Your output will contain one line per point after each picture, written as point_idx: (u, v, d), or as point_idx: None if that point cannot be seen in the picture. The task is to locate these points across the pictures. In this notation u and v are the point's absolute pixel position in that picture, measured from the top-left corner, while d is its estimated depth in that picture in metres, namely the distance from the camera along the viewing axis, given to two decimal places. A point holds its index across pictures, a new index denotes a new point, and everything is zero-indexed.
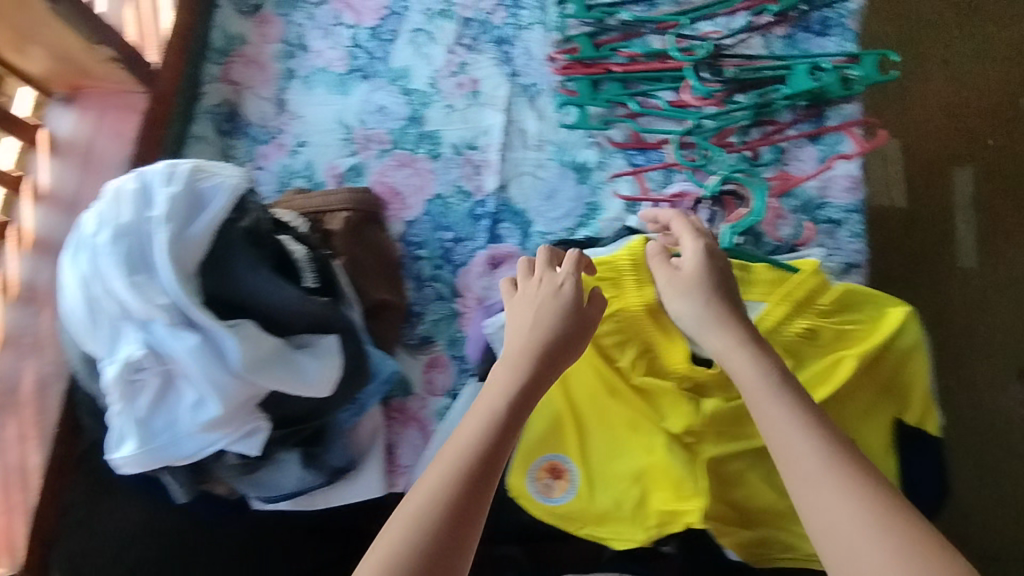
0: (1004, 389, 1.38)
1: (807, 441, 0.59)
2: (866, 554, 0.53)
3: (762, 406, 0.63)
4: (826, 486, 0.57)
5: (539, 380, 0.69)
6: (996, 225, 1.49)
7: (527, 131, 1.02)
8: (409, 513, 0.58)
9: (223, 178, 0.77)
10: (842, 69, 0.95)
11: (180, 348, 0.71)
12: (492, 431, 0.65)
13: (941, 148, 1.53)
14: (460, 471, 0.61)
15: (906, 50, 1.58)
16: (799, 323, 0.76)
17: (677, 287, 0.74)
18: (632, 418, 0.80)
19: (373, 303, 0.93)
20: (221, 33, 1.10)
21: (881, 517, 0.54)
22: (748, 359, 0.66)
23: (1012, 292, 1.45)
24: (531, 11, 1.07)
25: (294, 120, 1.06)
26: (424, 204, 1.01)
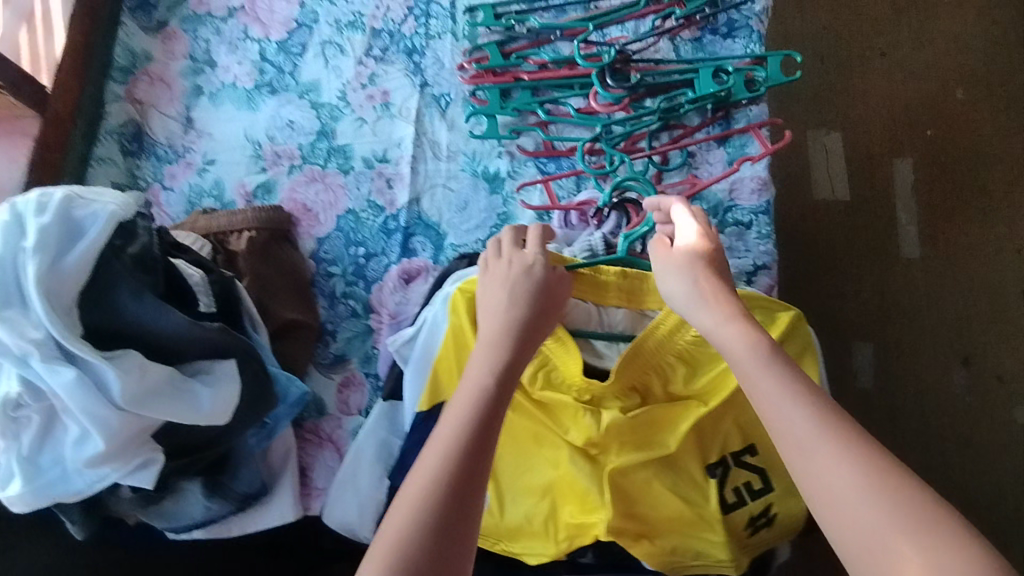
0: (949, 376, 1.41)
1: (800, 411, 0.59)
2: (865, 520, 0.53)
3: (754, 379, 0.62)
4: (822, 457, 0.56)
5: (517, 360, 0.67)
6: (937, 213, 1.49)
7: (439, 142, 1.01)
8: (404, 515, 0.56)
9: (102, 204, 0.74)
10: (747, 70, 0.95)
11: (56, 384, 0.68)
12: (479, 411, 0.62)
13: (882, 139, 1.52)
14: (451, 465, 0.58)
15: (842, 41, 1.57)
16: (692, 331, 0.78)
17: (679, 267, 0.70)
18: (536, 431, 0.78)
19: (281, 324, 0.92)
20: (125, 51, 1.08)
21: (875, 481, 0.54)
22: (740, 329, 0.65)
23: (954, 280, 1.46)
24: (440, 20, 1.07)
25: (202, 138, 1.04)
26: (336, 219, 0.99)
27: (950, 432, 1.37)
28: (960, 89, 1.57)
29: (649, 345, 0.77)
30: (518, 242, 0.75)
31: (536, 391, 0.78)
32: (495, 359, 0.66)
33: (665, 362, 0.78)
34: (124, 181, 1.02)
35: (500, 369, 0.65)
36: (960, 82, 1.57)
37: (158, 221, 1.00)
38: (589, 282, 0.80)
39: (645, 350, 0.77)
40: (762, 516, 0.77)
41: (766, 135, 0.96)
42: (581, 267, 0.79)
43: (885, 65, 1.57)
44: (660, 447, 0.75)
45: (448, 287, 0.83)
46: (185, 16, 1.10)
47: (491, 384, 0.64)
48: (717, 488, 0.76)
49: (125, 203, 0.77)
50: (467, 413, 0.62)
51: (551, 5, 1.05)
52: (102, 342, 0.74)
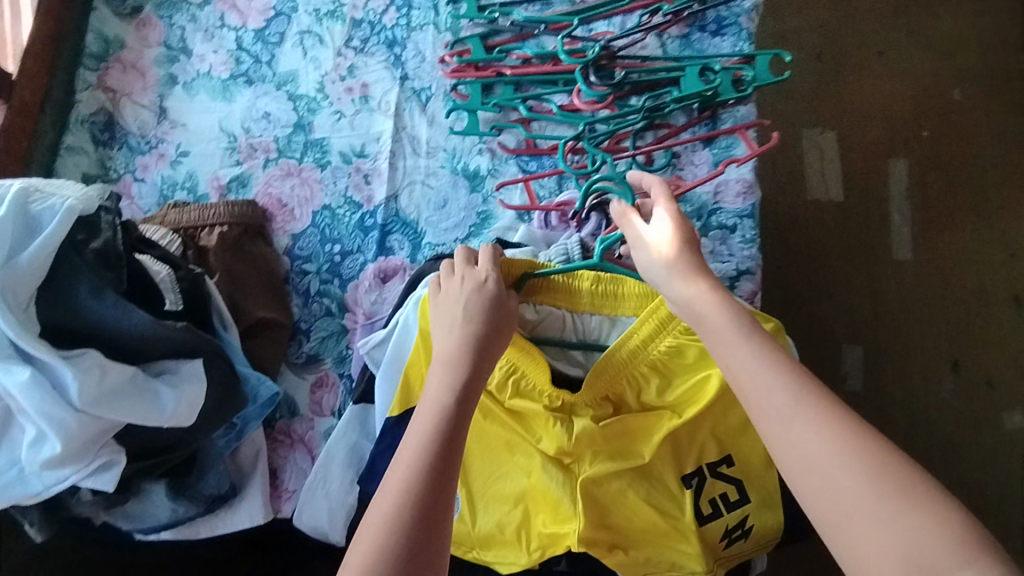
0: (939, 381, 1.39)
1: (777, 380, 0.57)
2: (841, 489, 0.51)
3: (731, 350, 0.60)
4: (798, 427, 0.54)
5: (478, 374, 0.65)
6: (928, 216, 1.48)
7: (418, 138, 0.99)
8: (374, 532, 0.55)
9: (60, 198, 0.72)
10: (735, 70, 0.93)
11: (11, 383, 0.65)
12: (444, 422, 0.61)
13: (878, 139, 1.48)
14: (417, 481, 0.57)
15: (842, 36, 1.52)
16: (666, 341, 0.75)
17: (648, 244, 0.70)
18: (507, 440, 0.76)
19: (252, 322, 0.89)
20: (97, 37, 1.04)
21: (852, 449, 0.52)
22: (718, 303, 0.63)
23: (945, 284, 1.45)
24: (422, 11, 1.04)
25: (176, 129, 1.01)
26: (311, 215, 0.97)
27: (939, 437, 1.36)
28: (957, 89, 1.56)
29: (617, 356, 0.75)
30: (471, 259, 0.74)
31: (506, 400, 0.76)
32: (454, 371, 0.64)
33: (635, 372, 0.76)
34: (96, 172, 0.99)
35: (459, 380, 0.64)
36: (952, 84, 1.56)
37: (129, 214, 0.98)
38: (561, 289, 0.79)
39: (611, 362, 0.75)
40: (739, 528, 0.74)
41: (753, 136, 0.94)
42: (555, 274, 0.77)
43: (880, 63, 1.53)
44: (631, 458, 0.73)
45: (418, 290, 0.82)
46: (159, 2, 1.06)
47: (453, 395, 0.63)
48: (692, 499, 0.74)
49: (86, 197, 0.74)
50: (429, 429, 0.61)
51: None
52: (62, 343, 0.72)
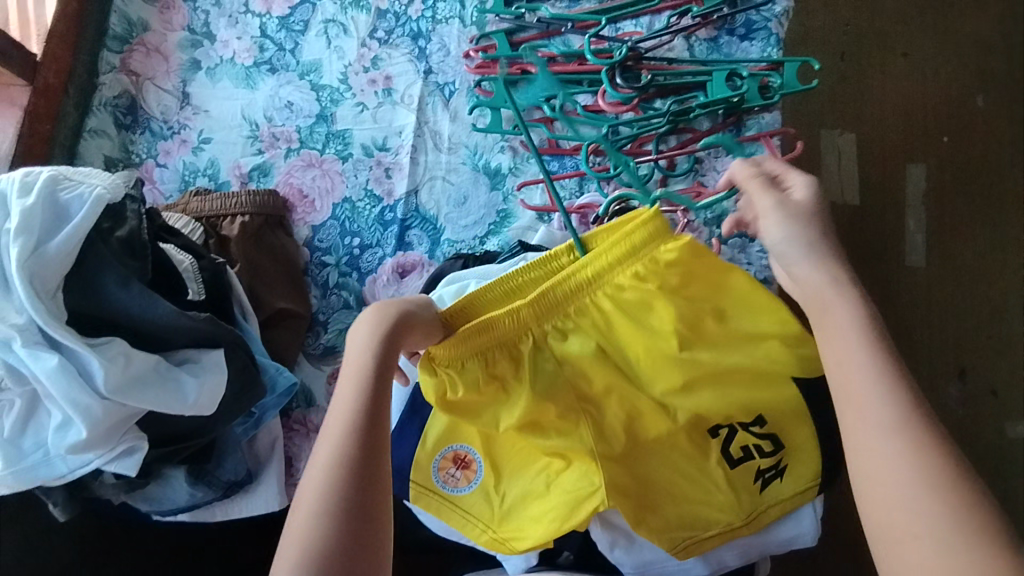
0: (946, 389, 1.41)
1: (885, 395, 0.56)
2: (909, 511, 0.52)
3: (843, 355, 0.60)
4: (887, 443, 0.55)
5: (397, 336, 0.62)
6: (944, 222, 1.47)
7: (440, 133, 0.99)
8: (310, 500, 0.53)
9: (89, 186, 0.72)
10: (763, 76, 0.93)
11: (39, 369, 0.67)
12: (365, 388, 0.59)
13: (900, 140, 1.45)
14: (345, 454, 0.55)
15: (868, 36, 1.48)
16: (635, 265, 0.73)
17: (781, 213, 0.66)
18: (500, 411, 0.70)
19: (272, 313, 0.90)
20: (121, 18, 1.03)
21: (934, 477, 0.52)
22: (848, 305, 0.62)
23: (957, 292, 1.45)
24: (448, 4, 1.03)
25: (198, 115, 1.01)
26: (331, 208, 0.97)
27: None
28: (980, 95, 1.56)
29: (574, 293, 0.72)
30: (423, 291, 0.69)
31: (488, 362, 0.70)
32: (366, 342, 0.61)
33: (615, 329, 0.73)
34: (117, 156, 1.00)
35: (377, 347, 0.61)
36: (973, 90, 1.55)
37: (151, 198, 0.98)
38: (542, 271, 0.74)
39: (556, 296, 0.72)
40: (772, 469, 0.72)
41: (779, 145, 0.93)
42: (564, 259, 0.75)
43: (904, 65, 1.50)
44: (639, 407, 0.72)
45: (443, 290, 0.80)
46: None
47: (369, 365, 0.60)
48: (719, 446, 0.72)
49: (113, 185, 0.75)
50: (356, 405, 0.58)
51: None
52: (85, 330, 0.73)
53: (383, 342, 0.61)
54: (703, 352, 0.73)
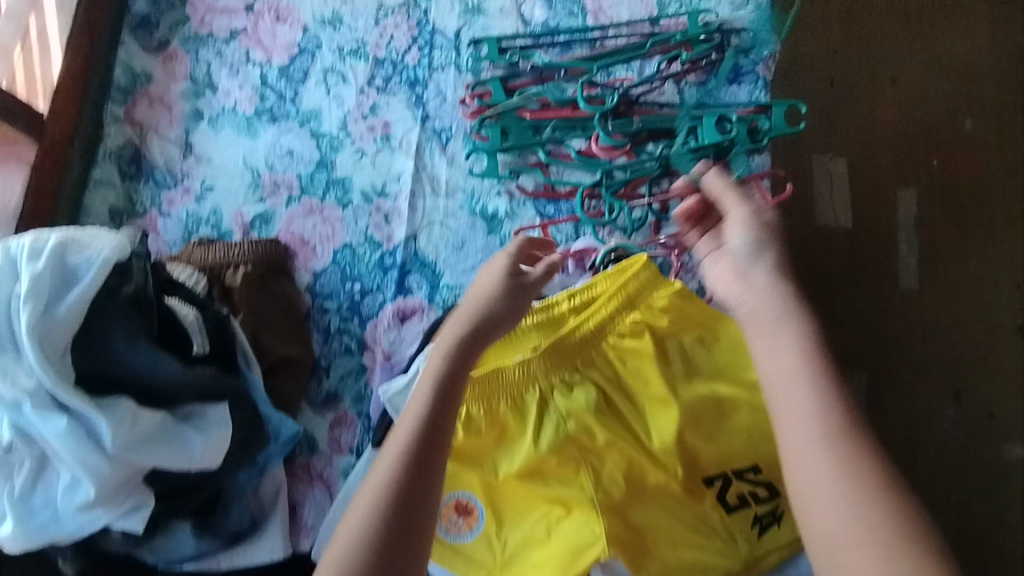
0: (940, 412, 1.43)
1: (824, 424, 0.56)
2: (854, 529, 0.52)
3: (785, 389, 0.59)
4: (823, 455, 0.55)
5: (477, 344, 0.68)
6: (937, 243, 1.48)
7: (438, 178, 1.01)
8: (378, 479, 0.59)
9: (96, 249, 0.74)
10: (751, 120, 0.95)
11: (50, 431, 0.69)
12: (442, 387, 0.65)
13: (892, 163, 1.47)
14: (414, 442, 0.61)
15: (857, 60, 1.51)
16: (632, 316, 0.76)
17: (751, 221, 0.68)
18: (502, 461, 0.73)
19: (275, 360, 0.91)
20: (124, 70, 1.06)
21: (877, 497, 0.52)
22: (790, 335, 0.61)
23: (949, 316, 1.46)
24: (444, 52, 1.06)
25: (201, 164, 1.03)
26: (332, 253, 0.99)
27: (934, 463, 1.41)
28: (969, 119, 1.57)
29: (575, 344, 0.75)
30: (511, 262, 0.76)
31: (493, 411, 0.73)
32: (446, 349, 0.67)
33: (613, 376, 0.75)
34: (122, 206, 1.02)
35: (458, 352, 0.67)
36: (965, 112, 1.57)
37: (156, 248, 1.00)
38: (546, 324, 0.78)
39: (563, 347, 0.74)
40: (769, 516, 0.72)
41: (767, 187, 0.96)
42: (564, 311, 0.78)
43: (893, 91, 1.51)
44: (639, 452, 0.73)
45: None
46: (186, 35, 1.08)
47: (448, 367, 0.66)
48: (714, 493, 0.72)
49: (121, 245, 0.77)
50: (423, 409, 0.63)
51: (557, 41, 1.04)
52: (91, 390, 0.74)
53: (462, 347, 0.68)
54: (699, 399, 0.74)
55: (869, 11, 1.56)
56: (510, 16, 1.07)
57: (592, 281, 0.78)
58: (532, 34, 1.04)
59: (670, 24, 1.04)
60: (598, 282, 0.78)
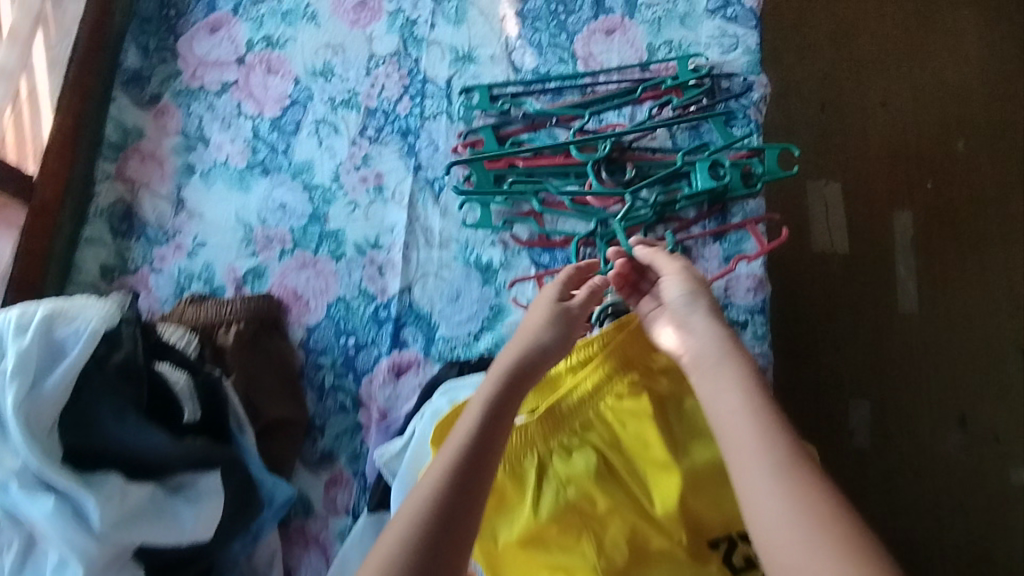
0: (945, 437, 1.39)
1: (765, 447, 0.59)
2: (811, 557, 0.51)
3: (726, 421, 0.62)
4: (769, 485, 0.57)
5: (528, 373, 0.71)
6: (934, 266, 1.47)
7: (431, 229, 1.00)
8: (425, 489, 0.61)
9: (84, 320, 0.73)
10: (744, 164, 0.95)
11: (38, 512, 0.68)
12: (491, 408, 0.67)
13: (885, 188, 1.50)
14: (461, 456, 0.63)
15: (845, 88, 1.55)
16: (629, 376, 0.75)
17: (683, 275, 0.72)
18: (501, 528, 0.70)
19: (269, 421, 0.90)
20: (115, 127, 1.05)
21: (823, 519, 0.53)
22: (730, 369, 0.65)
23: (951, 338, 1.43)
24: (435, 100, 1.06)
25: (192, 219, 1.02)
26: (326, 307, 0.98)
27: (944, 494, 1.34)
28: (962, 140, 1.53)
29: (571, 406, 0.74)
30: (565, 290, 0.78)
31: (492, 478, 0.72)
32: (499, 372, 0.70)
33: (612, 439, 0.73)
34: (114, 263, 1.01)
35: (508, 378, 0.70)
36: (955, 134, 1.53)
37: (148, 306, 0.99)
38: (545, 387, 0.77)
39: (559, 412, 0.73)
40: None
41: (763, 230, 0.96)
42: (561, 374, 0.77)
43: (884, 115, 1.53)
44: (642, 516, 0.69)
45: (437, 401, 0.81)
46: (178, 89, 1.08)
47: (496, 392, 0.69)
48: (720, 558, 0.68)
49: (109, 313, 0.75)
50: (472, 426, 0.66)
51: (548, 88, 1.04)
52: (80, 465, 0.73)
53: (510, 373, 0.70)
54: (703, 462, 0.71)
55: (856, 38, 1.58)
56: (501, 63, 1.07)
57: (589, 342, 0.78)
58: (523, 81, 1.04)
59: (660, 69, 1.04)
60: (594, 342, 0.77)
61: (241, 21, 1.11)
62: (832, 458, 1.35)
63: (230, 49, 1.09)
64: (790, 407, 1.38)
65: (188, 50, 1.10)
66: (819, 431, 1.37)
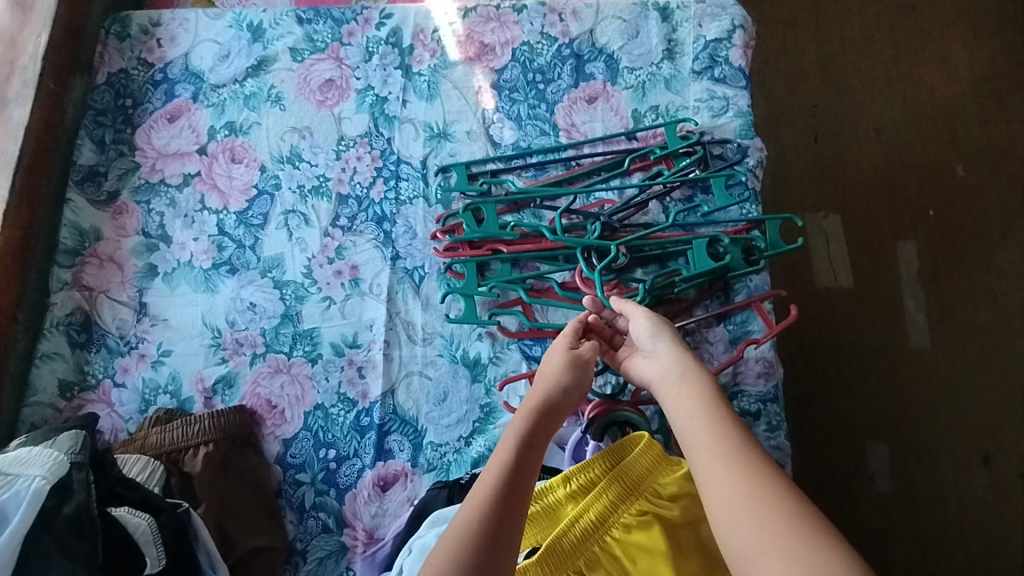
0: (971, 480, 1.27)
1: (720, 435, 0.63)
2: (760, 522, 0.55)
3: (685, 414, 0.66)
4: (724, 472, 0.60)
5: (546, 422, 0.71)
6: (943, 300, 1.37)
7: (413, 323, 0.93)
8: (450, 542, 0.59)
9: (27, 478, 0.67)
10: (746, 240, 0.89)
11: None
12: (513, 460, 0.66)
13: (885, 220, 1.42)
14: (486, 506, 0.62)
15: (837, 122, 1.49)
16: (638, 503, 0.68)
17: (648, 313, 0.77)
18: None
19: (244, 553, 0.82)
20: (70, 230, 0.99)
21: (772, 494, 0.57)
22: (685, 370, 0.70)
23: (970, 373, 1.32)
24: (410, 182, 1.00)
25: (156, 325, 0.95)
26: (303, 417, 0.90)
27: (978, 544, 1.22)
28: (962, 163, 1.45)
29: (575, 540, 0.65)
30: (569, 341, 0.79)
31: None
32: (520, 422, 0.70)
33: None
34: (73, 378, 0.93)
35: (530, 427, 0.69)
36: (957, 158, 1.46)
37: (110, 424, 0.91)
38: (546, 518, 0.69)
39: (562, 549, 0.65)
40: None
41: (769, 307, 0.90)
42: (563, 501, 0.70)
43: (879, 143, 1.47)
44: None
45: (425, 533, 0.73)
46: (137, 185, 1.02)
47: (519, 443, 0.68)
48: None
49: (55, 465, 0.69)
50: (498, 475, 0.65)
51: (530, 163, 0.98)
52: None
53: (531, 424, 0.70)
54: None
55: (844, 69, 1.53)
56: (478, 139, 1.01)
57: (590, 461, 0.70)
58: (503, 157, 0.98)
59: (647, 136, 0.98)
60: (596, 461, 0.70)
61: (201, 108, 1.05)
62: (854, 512, 1.25)
63: (191, 138, 1.03)
64: (804, 461, 1.29)
65: (147, 142, 1.04)
66: (837, 479, 1.27)
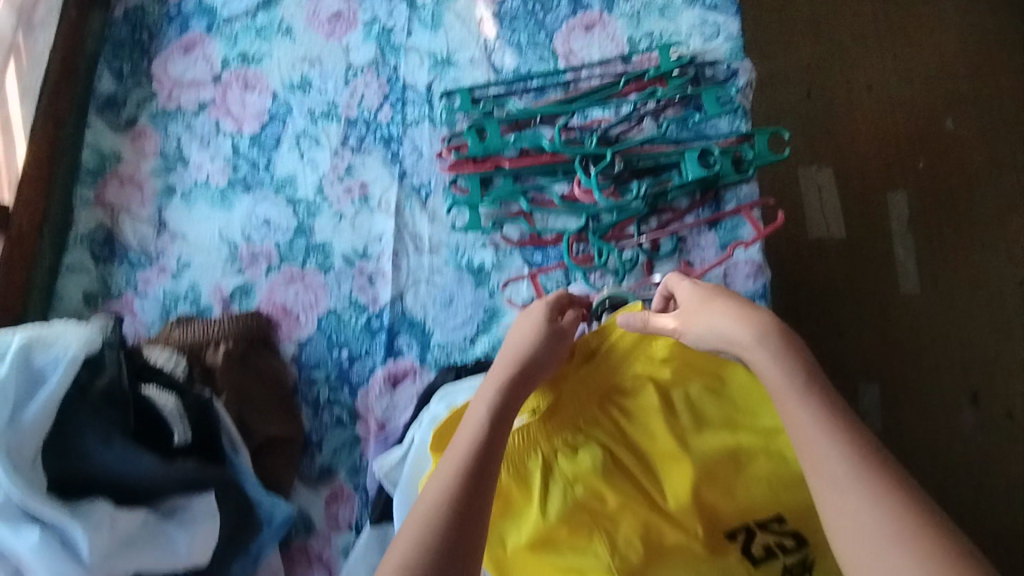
0: (958, 414, 1.33)
1: (838, 454, 0.57)
2: (894, 558, 0.52)
3: (796, 428, 0.60)
4: (848, 499, 0.56)
5: (518, 388, 0.68)
6: (932, 246, 1.42)
7: (420, 235, 0.98)
8: (414, 525, 0.58)
9: (64, 345, 0.73)
10: (734, 150, 0.94)
11: (23, 545, 0.67)
12: (482, 433, 0.63)
13: (875, 171, 1.43)
14: (453, 487, 0.59)
15: (829, 73, 1.53)
16: (634, 369, 0.74)
17: (707, 296, 0.68)
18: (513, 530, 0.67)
19: (263, 441, 0.87)
20: (93, 152, 1.04)
21: (903, 519, 0.53)
22: (780, 364, 0.63)
23: (955, 316, 1.38)
24: (416, 106, 1.05)
25: (176, 240, 1.00)
26: (317, 320, 0.96)
27: (961, 473, 1.29)
28: (950, 117, 1.50)
29: (575, 402, 0.72)
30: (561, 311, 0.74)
31: (502, 480, 0.69)
32: (492, 391, 0.67)
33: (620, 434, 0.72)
34: (96, 290, 0.98)
35: (501, 394, 0.66)
36: (946, 111, 1.51)
37: (133, 331, 0.97)
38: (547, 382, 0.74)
39: (564, 407, 0.71)
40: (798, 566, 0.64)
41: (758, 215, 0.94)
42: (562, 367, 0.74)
43: (871, 98, 1.50)
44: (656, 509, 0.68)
45: (435, 407, 0.80)
46: (154, 111, 1.07)
47: (488, 415, 0.65)
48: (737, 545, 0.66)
49: (89, 339, 0.74)
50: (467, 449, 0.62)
51: (530, 87, 1.04)
52: (64, 494, 0.72)
53: (503, 392, 0.67)
54: (713, 453, 0.70)
55: (835, 23, 1.58)
56: (481, 65, 1.06)
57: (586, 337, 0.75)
58: (504, 81, 1.03)
59: (642, 60, 1.03)
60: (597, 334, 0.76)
61: (215, 40, 1.10)
62: None
63: (205, 67, 1.08)
64: None
65: (164, 72, 1.09)
66: None
